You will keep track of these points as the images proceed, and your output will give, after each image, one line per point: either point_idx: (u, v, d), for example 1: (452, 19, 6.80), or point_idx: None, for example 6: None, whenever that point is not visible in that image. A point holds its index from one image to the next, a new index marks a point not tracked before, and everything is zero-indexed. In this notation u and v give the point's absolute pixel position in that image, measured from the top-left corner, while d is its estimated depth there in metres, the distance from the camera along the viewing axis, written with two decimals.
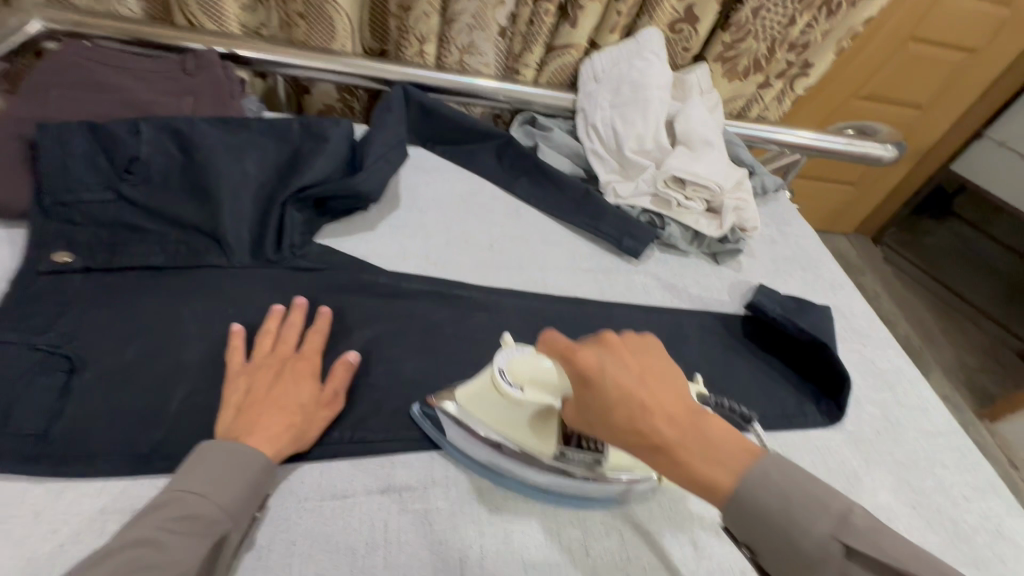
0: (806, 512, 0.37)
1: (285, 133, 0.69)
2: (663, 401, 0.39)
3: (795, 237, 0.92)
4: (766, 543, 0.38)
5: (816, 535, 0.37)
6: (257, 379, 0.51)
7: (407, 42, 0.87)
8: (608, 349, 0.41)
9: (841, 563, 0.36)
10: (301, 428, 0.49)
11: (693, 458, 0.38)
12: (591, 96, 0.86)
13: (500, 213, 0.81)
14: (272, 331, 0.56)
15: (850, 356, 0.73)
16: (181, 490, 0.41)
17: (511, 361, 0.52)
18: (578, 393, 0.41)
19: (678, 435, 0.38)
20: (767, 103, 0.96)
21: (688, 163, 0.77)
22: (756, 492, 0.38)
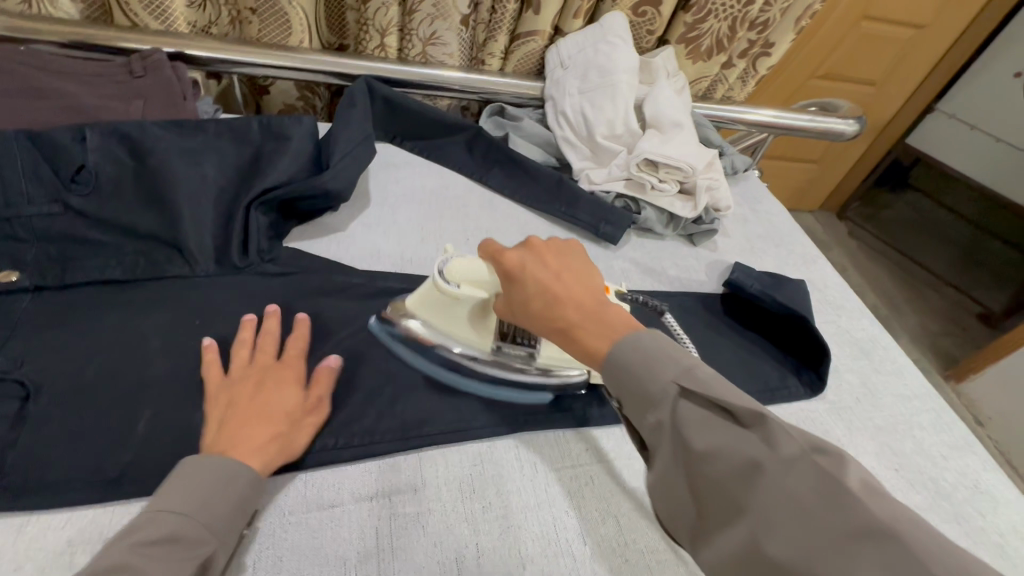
0: (648, 367, 0.37)
1: (244, 133, 0.66)
2: (571, 291, 0.43)
3: (768, 215, 0.93)
4: (623, 394, 0.38)
5: (658, 375, 0.37)
6: (239, 389, 0.49)
7: (368, 35, 0.84)
8: (551, 248, 0.47)
9: (677, 401, 0.36)
10: (287, 437, 0.47)
11: (585, 334, 0.41)
12: (559, 83, 0.85)
13: (473, 206, 0.79)
14: (249, 339, 0.53)
15: (827, 328, 0.74)
16: (160, 510, 0.38)
17: (450, 263, 0.54)
18: (505, 290, 0.47)
19: (578, 315, 0.42)
20: (731, 83, 0.97)
21: (659, 146, 0.77)
22: (623, 353, 0.39)
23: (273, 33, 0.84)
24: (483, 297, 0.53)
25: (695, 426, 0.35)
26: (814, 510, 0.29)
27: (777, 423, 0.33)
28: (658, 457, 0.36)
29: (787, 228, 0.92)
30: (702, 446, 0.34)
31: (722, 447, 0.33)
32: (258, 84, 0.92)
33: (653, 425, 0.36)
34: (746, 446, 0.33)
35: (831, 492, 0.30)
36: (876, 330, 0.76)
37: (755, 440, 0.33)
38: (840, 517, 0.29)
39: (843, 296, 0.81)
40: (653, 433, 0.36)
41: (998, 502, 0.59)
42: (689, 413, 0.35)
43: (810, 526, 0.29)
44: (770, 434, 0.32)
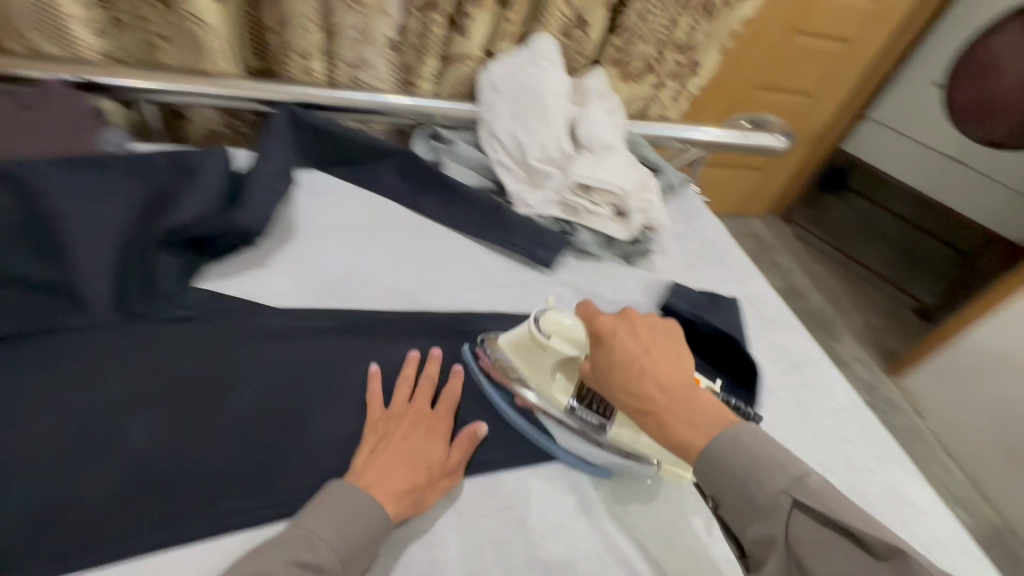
0: (760, 476, 0.43)
1: (148, 167, 0.61)
2: (664, 373, 0.49)
3: (704, 231, 0.95)
4: (728, 499, 0.44)
5: (772, 488, 0.42)
6: (397, 427, 0.54)
7: (291, 60, 0.81)
8: (649, 322, 0.53)
9: (789, 513, 0.41)
10: (423, 492, 0.51)
11: (697, 408, 0.47)
12: (491, 106, 0.84)
13: (405, 235, 0.77)
14: (412, 377, 0.59)
15: (760, 344, 0.76)
16: (308, 530, 0.44)
17: (548, 314, 0.58)
18: (591, 350, 0.53)
19: (665, 399, 0.48)
20: (664, 103, 0.98)
21: (592, 169, 0.77)
22: (725, 448, 0.44)
23: (188, 58, 0.80)
24: (574, 355, 0.57)
25: (806, 534, 0.40)
26: None
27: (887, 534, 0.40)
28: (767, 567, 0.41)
29: (723, 244, 0.93)
30: (812, 559, 0.39)
31: (840, 565, 0.38)
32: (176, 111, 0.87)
33: (763, 536, 0.42)
34: (877, 565, 0.38)
35: None
36: (807, 343, 0.78)
37: (851, 547, 0.39)
38: None
39: (776, 310, 0.83)
40: (760, 542, 0.42)
41: (920, 511, 0.61)
42: (800, 526, 0.41)
43: None
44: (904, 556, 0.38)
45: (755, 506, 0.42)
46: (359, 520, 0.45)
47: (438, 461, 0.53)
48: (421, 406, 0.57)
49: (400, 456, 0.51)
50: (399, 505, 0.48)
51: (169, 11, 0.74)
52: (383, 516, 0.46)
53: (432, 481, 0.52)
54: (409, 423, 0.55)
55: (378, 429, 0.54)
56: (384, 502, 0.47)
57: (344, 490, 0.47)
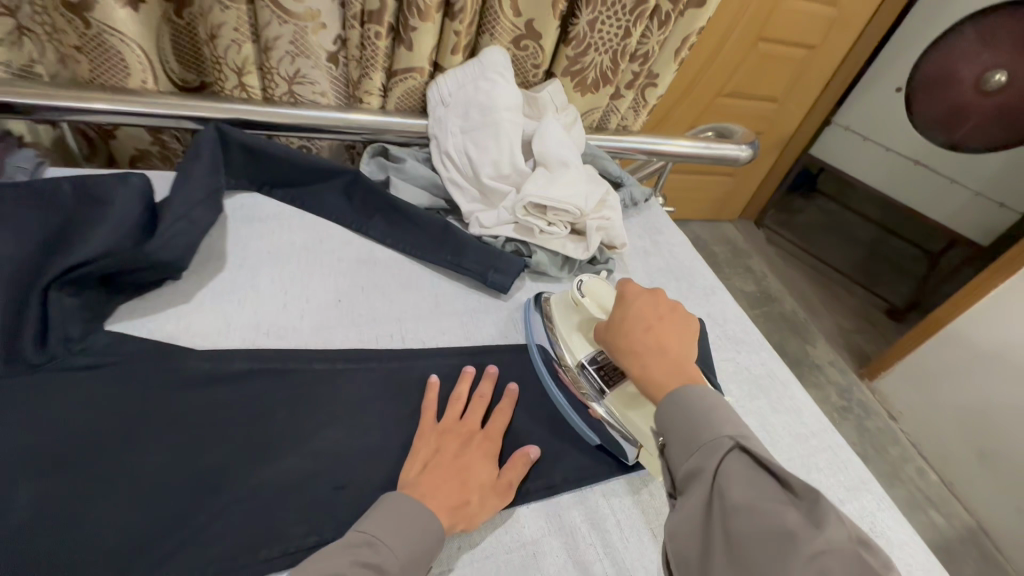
0: (708, 420, 0.45)
1: (52, 199, 0.56)
2: (637, 342, 0.53)
3: (668, 247, 0.92)
4: (675, 434, 0.46)
5: (718, 429, 0.45)
6: (447, 445, 0.55)
7: (224, 74, 0.76)
8: (648, 296, 0.57)
9: (727, 453, 0.43)
10: (472, 506, 0.51)
11: (660, 369, 0.51)
12: (440, 121, 0.80)
13: (350, 259, 0.72)
14: (464, 397, 0.59)
15: (725, 366, 0.72)
16: (365, 532, 0.45)
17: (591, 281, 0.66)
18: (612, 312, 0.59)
19: (654, 351, 0.53)
20: (624, 113, 0.95)
21: (545, 186, 0.73)
22: (687, 394, 0.48)
23: (108, 75, 0.73)
24: (602, 319, 0.64)
25: (737, 478, 0.42)
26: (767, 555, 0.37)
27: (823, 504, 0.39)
28: (692, 499, 0.43)
29: (687, 259, 0.91)
30: (741, 496, 0.40)
31: (755, 501, 0.40)
32: (102, 130, 0.81)
33: (694, 469, 0.43)
34: (792, 516, 0.39)
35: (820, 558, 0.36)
36: (775, 362, 0.76)
37: (785, 503, 0.40)
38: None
39: (743, 326, 0.80)
40: (693, 475, 0.43)
41: (892, 541, 0.58)
42: (733, 466, 0.42)
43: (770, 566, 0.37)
44: (819, 509, 0.39)
45: (699, 445, 0.45)
46: (414, 535, 0.46)
47: (485, 482, 0.53)
48: (475, 427, 0.57)
49: (451, 473, 0.52)
50: (450, 519, 0.49)
51: (84, 24, 0.67)
52: (440, 532, 0.47)
53: (482, 502, 0.52)
54: (458, 441, 0.55)
55: (428, 445, 0.55)
56: (438, 514, 0.48)
57: (403, 499, 0.48)
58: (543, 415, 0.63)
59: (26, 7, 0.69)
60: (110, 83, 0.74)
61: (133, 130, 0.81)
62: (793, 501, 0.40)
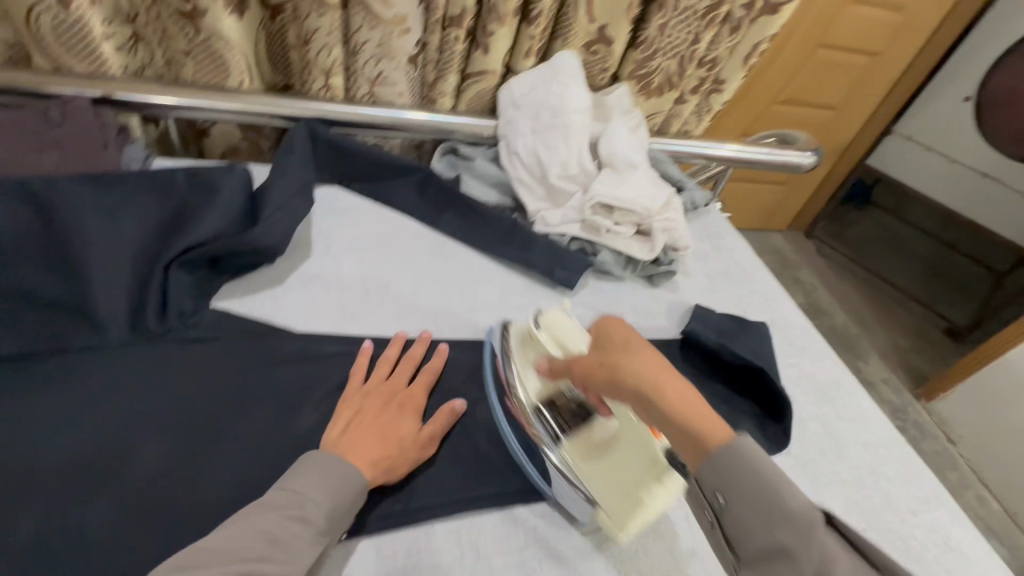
0: (785, 485, 0.37)
1: (167, 186, 0.61)
2: (636, 364, 0.44)
3: (729, 252, 0.91)
4: (743, 498, 0.38)
5: (803, 499, 0.37)
6: (370, 402, 0.56)
7: (312, 75, 0.81)
8: (619, 321, 0.49)
9: (817, 529, 0.36)
10: (399, 459, 0.53)
11: (691, 399, 0.41)
12: (511, 122, 0.83)
13: (423, 252, 0.76)
14: (392, 359, 0.61)
15: (790, 372, 0.72)
16: (293, 488, 0.46)
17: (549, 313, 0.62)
18: (613, 346, 0.47)
19: (688, 395, 0.42)
20: (687, 118, 0.96)
21: (613, 188, 0.75)
22: (748, 455, 0.39)
23: (209, 75, 0.80)
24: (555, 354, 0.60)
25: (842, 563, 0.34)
26: None
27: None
28: None
29: (748, 264, 0.90)
30: None
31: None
32: (198, 126, 0.87)
33: (777, 548, 0.36)
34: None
35: None
36: (841, 371, 0.75)
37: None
38: None
39: (807, 334, 0.79)
40: (775, 554, 0.36)
41: (969, 558, 0.57)
42: (831, 549, 0.35)
43: None
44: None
45: (779, 514, 0.37)
46: (340, 489, 0.48)
47: (410, 438, 0.55)
48: (398, 385, 0.59)
49: (377, 429, 0.54)
50: (375, 470, 0.51)
51: (195, 31, 0.74)
52: (361, 484, 0.49)
53: (407, 454, 0.54)
54: (387, 398, 0.57)
55: (354, 405, 0.56)
56: (362, 467, 0.50)
57: (325, 457, 0.49)
58: None
59: (144, 15, 0.76)
60: (210, 82, 0.80)
61: (226, 126, 0.87)
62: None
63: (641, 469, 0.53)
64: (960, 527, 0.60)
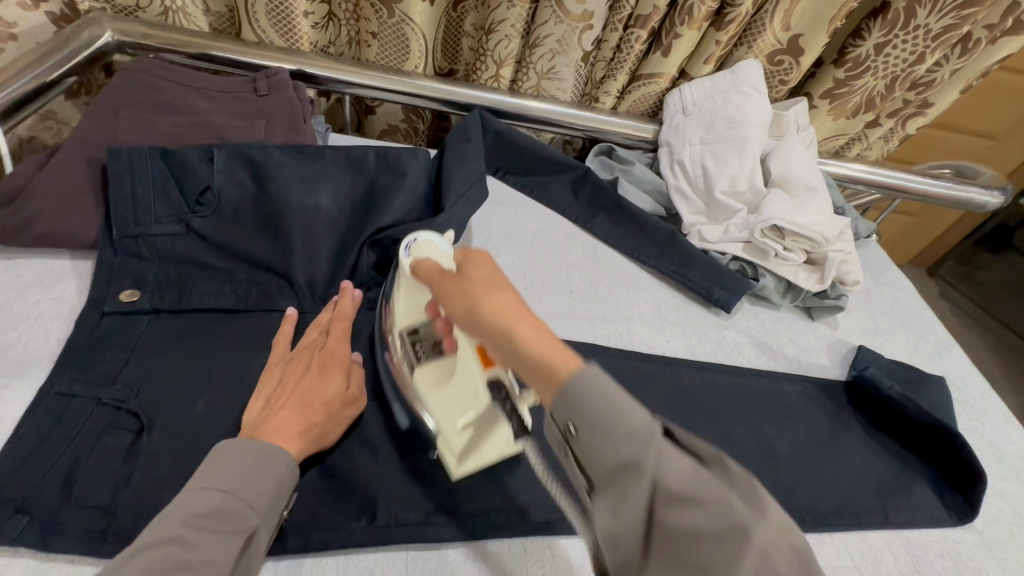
0: (620, 400, 0.33)
1: (361, 164, 0.64)
2: (494, 303, 0.37)
3: (892, 290, 0.84)
4: (587, 420, 0.33)
5: (641, 413, 0.33)
6: (292, 369, 0.51)
7: (484, 65, 0.82)
8: (489, 257, 0.42)
9: (655, 442, 0.32)
10: (323, 427, 0.49)
11: (521, 335, 0.36)
12: (678, 129, 0.80)
13: (577, 253, 0.75)
14: (321, 322, 0.56)
15: (969, 437, 0.65)
16: (204, 488, 0.40)
17: (421, 241, 0.52)
18: (463, 285, 0.40)
19: (521, 328, 0.36)
20: (870, 143, 0.88)
21: (789, 211, 0.70)
22: (584, 386, 0.34)
23: (388, 56, 0.83)
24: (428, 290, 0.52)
25: (676, 468, 0.32)
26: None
27: (734, 465, 0.33)
28: (625, 501, 0.32)
29: (915, 306, 0.83)
30: (676, 483, 0.31)
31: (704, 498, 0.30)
32: (366, 105, 0.91)
33: (625, 464, 0.32)
34: (733, 501, 0.30)
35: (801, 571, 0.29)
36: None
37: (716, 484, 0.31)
38: None
39: (986, 396, 0.71)
40: (619, 472, 0.32)
41: None
42: (671, 463, 0.32)
43: None
44: (757, 495, 0.31)
45: (626, 429, 0.33)
46: (268, 476, 0.42)
47: (334, 399, 0.50)
48: (320, 344, 0.53)
49: (295, 397, 0.48)
50: (299, 442, 0.46)
51: (388, 13, 0.77)
52: (286, 460, 0.43)
53: (332, 416, 0.50)
54: (306, 362, 0.51)
55: (273, 376, 0.50)
56: (280, 442, 0.44)
57: (237, 445, 0.43)
58: (766, 447, 0.60)
59: None
60: (390, 64, 0.83)
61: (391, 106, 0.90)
62: (720, 478, 0.32)
63: (464, 405, 0.47)
64: None
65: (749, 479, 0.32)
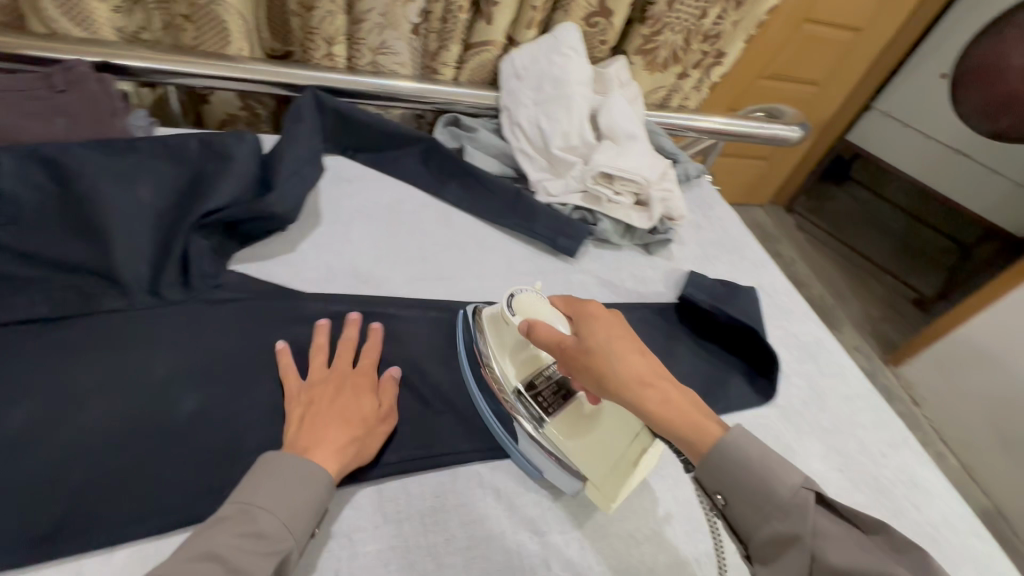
0: (774, 474, 0.42)
1: (183, 152, 0.62)
2: (638, 367, 0.46)
3: (719, 221, 0.96)
4: (735, 492, 0.43)
5: (788, 481, 0.42)
6: (318, 394, 0.53)
7: (314, 43, 0.81)
8: (600, 318, 0.51)
9: (808, 511, 0.41)
10: (363, 443, 0.51)
11: (677, 403, 0.45)
12: (513, 93, 0.85)
13: (430, 221, 0.78)
14: (324, 345, 0.58)
15: (777, 333, 0.78)
16: (253, 504, 0.42)
17: (522, 296, 0.58)
18: (590, 354, 0.48)
19: (658, 405, 0.45)
20: (686, 92, 0.99)
21: (614, 158, 0.78)
22: (731, 447, 0.43)
23: (210, 41, 0.79)
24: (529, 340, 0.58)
25: (833, 537, 0.40)
26: None
27: (894, 533, 0.40)
28: (787, 568, 0.41)
29: (738, 231, 0.95)
30: (838, 558, 0.39)
31: (860, 563, 0.38)
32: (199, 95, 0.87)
33: (785, 533, 0.41)
34: (900, 573, 0.37)
35: None
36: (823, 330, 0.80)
37: (884, 556, 0.39)
38: None
39: (792, 298, 0.84)
40: (788, 541, 0.41)
41: (930, 494, 0.63)
42: (825, 524, 0.41)
43: None
44: (923, 562, 0.39)
45: (777, 503, 0.42)
46: (309, 493, 0.44)
47: (370, 413, 0.53)
48: (341, 368, 0.56)
49: (331, 417, 0.51)
50: (344, 459, 0.48)
51: None
52: (324, 479, 0.45)
53: (369, 430, 0.52)
54: (331, 387, 0.54)
55: (301, 401, 0.52)
56: (326, 461, 0.47)
57: (281, 461, 0.45)
58: None
59: None
60: (213, 47, 0.80)
61: (225, 94, 0.87)
62: (890, 550, 0.40)
63: (623, 444, 0.55)
64: (917, 459, 0.67)
65: (913, 545, 0.39)
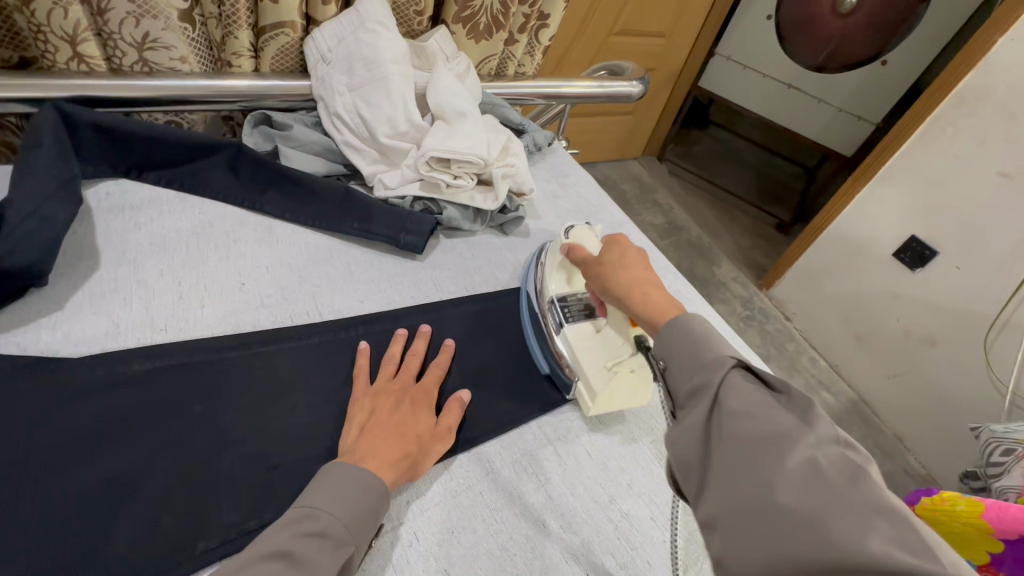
0: (704, 339, 0.42)
1: None
2: (636, 273, 0.52)
3: (575, 188, 0.94)
4: (676, 356, 0.42)
5: (718, 349, 0.41)
6: (383, 402, 0.53)
7: (50, 46, 0.64)
8: (630, 245, 0.56)
9: (727, 370, 0.39)
10: (417, 458, 0.51)
11: (654, 295, 0.49)
12: (325, 81, 0.75)
13: (248, 239, 0.67)
14: (397, 356, 0.59)
15: None
16: (314, 506, 0.43)
17: (579, 233, 0.66)
18: (599, 267, 0.56)
19: (638, 296, 0.50)
20: (520, 59, 0.96)
21: (444, 139, 0.71)
22: (677, 328, 0.44)
23: None
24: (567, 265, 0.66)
25: (739, 391, 0.38)
26: (826, 480, 0.32)
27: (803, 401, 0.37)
28: (689, 415, 0.39)
29: (596, 194, 0.94)
30: (738, 402, 0.37)
31: (755, 407, 0.37)
32: None
33: (697, 387, 0.40)
34: (788, 420, 0.36)
35: (851, 470, 0.33)
36: (683, 282, 0.82)
37: (780, 409, 0.37)
38: (847, 496, 0.31)
39: (652, 255, 0.85)
40: (698, 391, 0.40)
41: None
42: (736, 381, 0.39)
43: (822, 493, 0.32)
44: (812, 412, 0.36)
45: (700, 362, 0.41)
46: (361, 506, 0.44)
47: (428, 430, 0.53)
48: (405, 382, 0.56)
49: (390, 430, 0.51)
50: (395, 472, 0.48)
51: None
52: (382, 489, 0.45)
53: (425, 448, 0.52)
54: (394, 398, 0.54)
55: (364, 410, 0.53)
56: (379, 471, 0.47)
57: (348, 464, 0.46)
58: (473, 366, 0.64)
59: None
60: None
61: None
62: (785, 407, 0.37)
63: (611, 356, 0.58)
64: None
65: (819, 411, 0.36)
